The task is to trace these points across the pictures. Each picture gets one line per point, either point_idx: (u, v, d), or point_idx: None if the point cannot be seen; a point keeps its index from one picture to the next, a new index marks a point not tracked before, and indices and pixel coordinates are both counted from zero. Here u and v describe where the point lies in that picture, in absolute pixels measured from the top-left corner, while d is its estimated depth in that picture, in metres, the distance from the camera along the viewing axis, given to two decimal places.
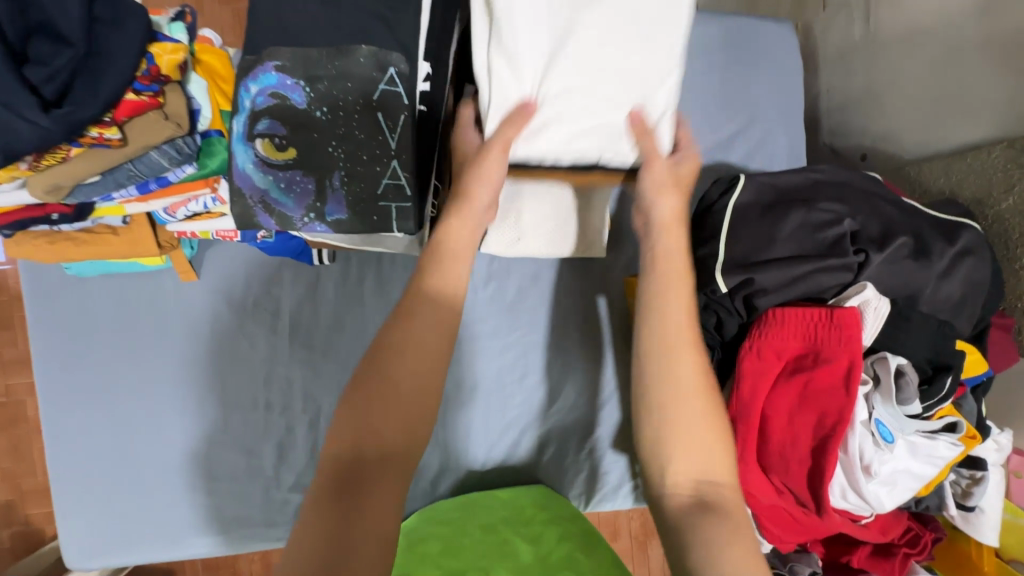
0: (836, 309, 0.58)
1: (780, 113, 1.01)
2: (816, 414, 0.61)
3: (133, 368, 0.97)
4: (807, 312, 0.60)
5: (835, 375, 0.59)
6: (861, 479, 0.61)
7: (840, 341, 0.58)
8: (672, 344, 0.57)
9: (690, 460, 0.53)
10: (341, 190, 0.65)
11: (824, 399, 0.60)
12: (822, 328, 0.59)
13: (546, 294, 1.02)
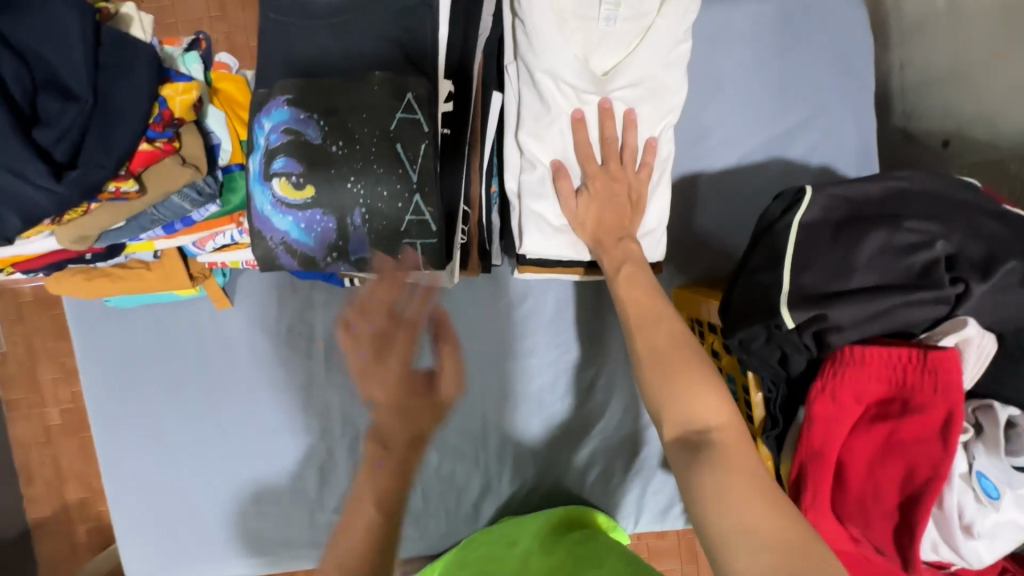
0: (932, 352, 0.50)
1: (846, 99, 0.89)
2: (902, 466, 0.53)
3: (177, 394, 0.98)
4: (895, 351, 0.52)
5: (926, 423, 0.51)
6: (960, 538, 0.52)
7: (935, 388, 0.50)
8: (636, 317, 0.65)
9: (678, 416, 0.56)
10: (363, 227, 0.61)
11: (912, 449, 0.52)
12: (913, 371, 0.51)
13: (585, 308, 0.96)
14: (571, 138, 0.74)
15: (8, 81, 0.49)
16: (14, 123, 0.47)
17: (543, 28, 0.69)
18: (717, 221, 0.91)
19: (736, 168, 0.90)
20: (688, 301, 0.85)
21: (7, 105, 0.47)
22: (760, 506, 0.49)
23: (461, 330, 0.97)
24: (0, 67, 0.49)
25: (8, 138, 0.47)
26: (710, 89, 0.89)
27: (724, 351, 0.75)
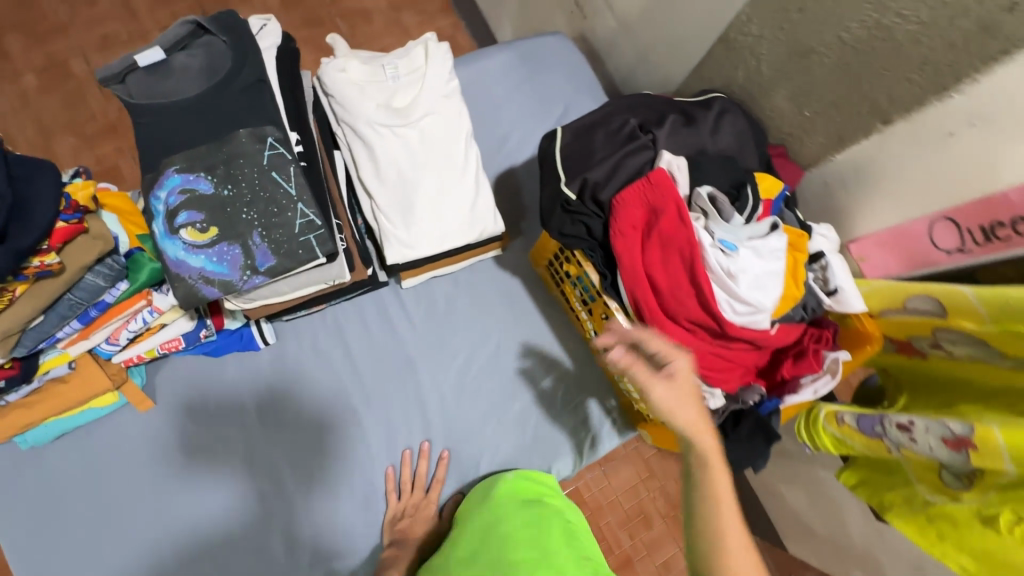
0: (651, 174, 0.79)
1: (584, 93, 1.27)
2: (679, 255, 0.78)
3: (112, 518, 0.95)
4: (634, 186, 0.80)
5: (675, 221, 0.78)
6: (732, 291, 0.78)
7: (663, 196, 0.78)
8: (685, 421, 0.68)
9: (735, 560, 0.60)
10: (263, 243, 0.77)
11: (677, 241, 0.78)
12: (649, 190, 0.79)
13: (470, 294, 1.15)
14: (400, 154, 1.00)
15: None
16: None
17: (349, 95, 0.98)
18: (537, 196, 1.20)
19: (535, 157, 1.22)
20: (541, 250, 1.11)
21: None
22: None
23: (375, 349, 1.10)
24: None
25: None
26: (492, 114, 1.23)
27: (570, 263, 0.99)
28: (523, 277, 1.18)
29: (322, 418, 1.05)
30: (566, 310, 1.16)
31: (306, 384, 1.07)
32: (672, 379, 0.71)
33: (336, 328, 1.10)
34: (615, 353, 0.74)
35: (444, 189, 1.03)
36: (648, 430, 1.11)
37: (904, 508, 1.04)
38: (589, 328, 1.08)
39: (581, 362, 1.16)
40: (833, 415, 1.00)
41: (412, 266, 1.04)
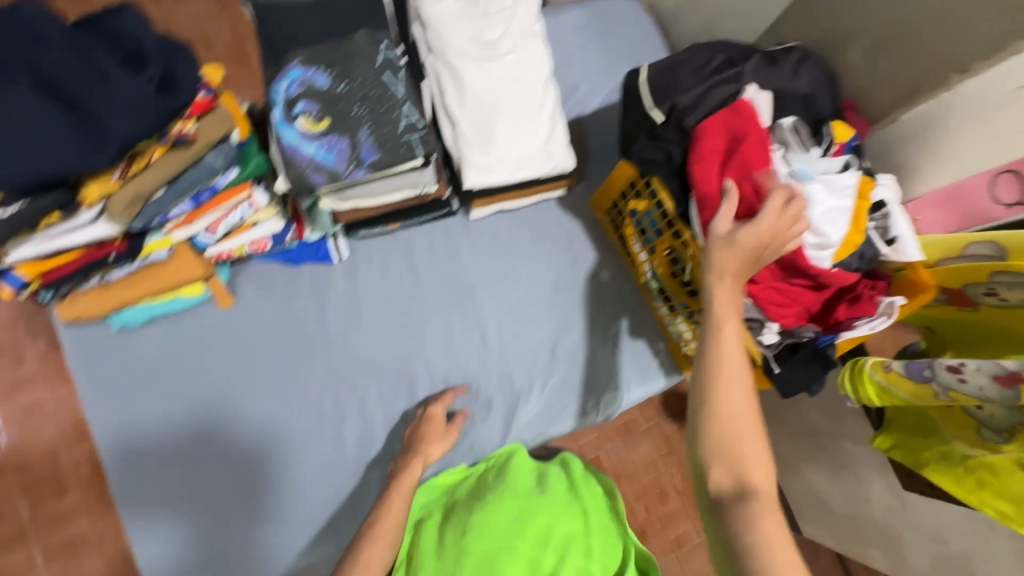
0: (738, 104, 0.84)
1: (653, 53, 1.33)
2: (751, 184, 0.80)
3: (191, 399, 1.03)
4: (719, 114, 0.85)
5: (759, 152, 0.81)
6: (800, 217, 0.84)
7: (750, 129, 0.82)
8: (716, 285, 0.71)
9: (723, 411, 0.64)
10: (370, 138, 0.84)
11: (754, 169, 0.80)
12: (732, 116, 0.84)
13: (531, 233, 1.21)
14: (487, 83, 1.07)
15: (113, 48, 0.72)
16: (124, 71, 0.70)
17: (443, 27, 1.06)
18: (602, 146, 1.26)
19: (603, 108, 1.27)
20: (603, 193, 1.16)
21: (120, 61, 0.71)
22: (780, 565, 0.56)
23: (440, 274, 1.16)
24: (107, 40, 0.72)
25: (126, 81, 0.69)
26: (565, 64, 1.29)
27: (636, 200, 1.05)
28: (583, 221, 1.23)
29: (387, 332, 1.11)
30: (623, 255, 1.21)
31: (375, 299, 1.12)
32: (747, 233, 0.71)
33: (405, 251, 1.16)
34: (719, 215, 0.75)
35: (523, 123, 1.08)
36: None
37: (941, 464, 1.09)
38: (646, 269, 1.13)
39: (631, 304, 1.21)
40: (881, 364, 1.03)
41: (484, 194, 1.10)
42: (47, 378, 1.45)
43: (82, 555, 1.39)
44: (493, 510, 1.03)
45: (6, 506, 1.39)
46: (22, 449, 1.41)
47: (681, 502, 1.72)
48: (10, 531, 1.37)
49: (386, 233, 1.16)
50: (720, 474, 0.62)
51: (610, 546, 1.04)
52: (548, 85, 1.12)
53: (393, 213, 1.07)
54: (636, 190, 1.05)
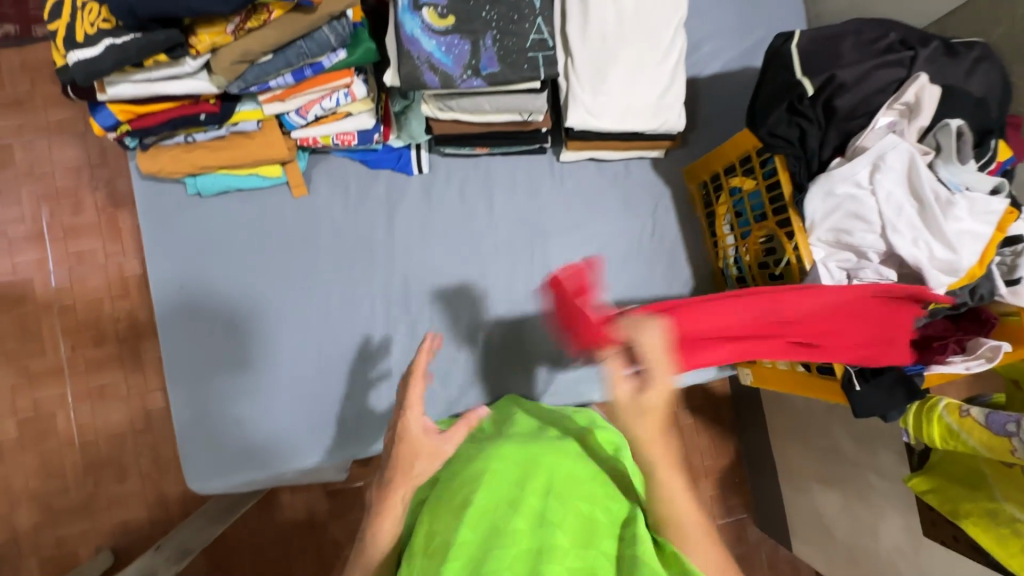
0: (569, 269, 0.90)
1: (794, 24, 1.20)
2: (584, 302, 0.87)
3: (249, 280, 1.03)
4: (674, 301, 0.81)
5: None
6: (871, 252, 0.82)
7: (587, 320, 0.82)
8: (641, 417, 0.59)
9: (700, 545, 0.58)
10: (492, 47, 0.80)
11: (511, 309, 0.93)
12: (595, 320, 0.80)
13: (616, 189, 1.14)
14: (617, 17, 0.98)
15: None
16: None
17: None
18: (713, 115, 1.16)
19: (723, 73, 1.17)
20: (703, 165, 1.09)
21: None
22: None
23: (515, 211, 1.11)
24: None
25: None
26: (695, 16, 1.17)
27: (744, 177, 0.97)
28: (672, 190, 1.16)
29: (450, 257, 1.08)
30: (708, 234, 1.14)
31: (444, 221, 1.09)
32: (627, 386, 0.59)
33: (484, 180, 1.11)
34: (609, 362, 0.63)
35: (643, 70, 1.00)
36: (750, 370, 1.08)
37: (986, 521, 1.04)
38: (729, 254, 1.07)
39: (700, 286, 1.15)
40: (955, 408, 0.97)
41: (582, 137, 1.04)
42: (103, 228, 1.47)
43: (110, 402, 1.45)
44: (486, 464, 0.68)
45: (47, 340, 1.44)
46: (70, 290, 1.45)
47: (681, 492, 1.71)
48: (48, 363, 1.43)
49: (470, 156, 1.11)
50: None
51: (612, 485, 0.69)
52: (679, 33, 1.02)
53: (486, 137, 1.01)
54: (746, 167, 0.97)
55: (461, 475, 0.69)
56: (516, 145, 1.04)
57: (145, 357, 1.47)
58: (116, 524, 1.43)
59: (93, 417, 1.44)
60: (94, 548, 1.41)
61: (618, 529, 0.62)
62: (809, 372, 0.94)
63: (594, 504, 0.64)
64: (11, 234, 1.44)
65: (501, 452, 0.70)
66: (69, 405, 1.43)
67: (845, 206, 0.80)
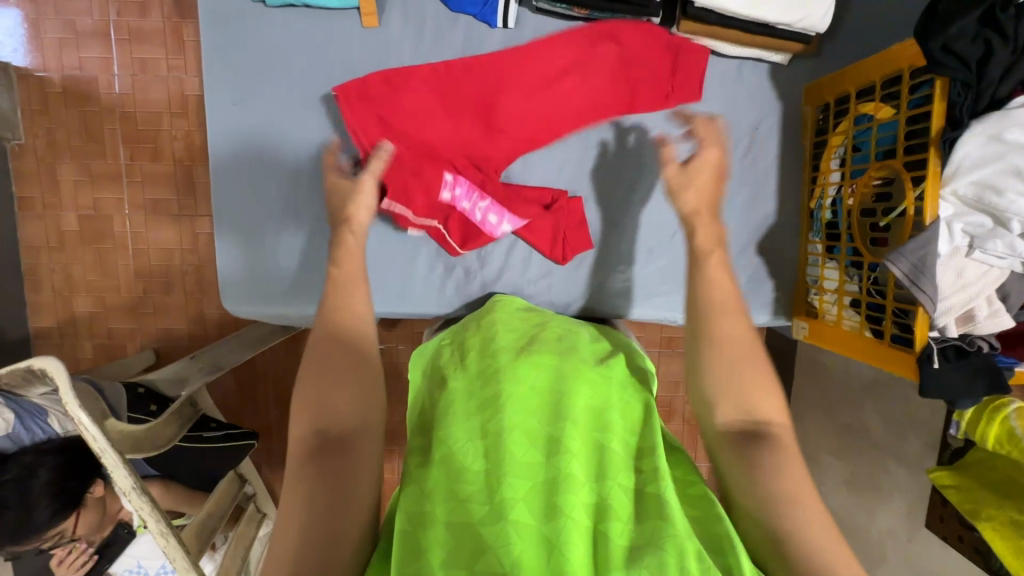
0: None
1: None
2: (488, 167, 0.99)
3: (300, 111, 0.97)
4: None
5: None
6: (1016, 221, 0.69)
7: None
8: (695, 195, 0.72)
9: (747, 373, 0.61)
10: None
11: (449, 223, 0.98)
12: None
13: (721, 92, 0.99)
14: None
15: None
16: None
17: None
18: (863, 22, 0.96)
19: None
20: (832, 82, 0.91)
21: None
22: (789, 488, 0.55)
23: (596, 100, 0.98)
24: None
25: None
26: None
27: (879, 104, 0.81)
28: (784, 107, 1.00)
29: (511, 138, 0.98)
30: (809, 169, 1.00)
31: (515, 93, 0.97)
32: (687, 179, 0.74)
33: (570, 52, 0.96)
34: None
35: None
36: (807, 323, 1.00)
37: (1007, 529, 0.98)
38: (828, 194, 0.94)
39: (779, 225, 1.03)
40: None
41: (701, 17, 0.87)
42: (166, 37, 1.40)
43: (162, 217, 1.48)
44: (502, 386, 0.66)
45: (108, 144, 1.44)
46: (132, 98, 1.42)
47: (686, 430, 1.73)
48: (108, 168, 1.45)
49: (565, 18, 0.96)
50: (726, 413, 0.60)
51: (631, 411, 0.66)
52: None
53: None
54: (889, 92, 0.80)
55: (483, 387, 0.67)
56: (621, 12, 0.90)
57: (197, 182, 1.47)
58: (160, 330, 1.54)
59: (146, 229, 1.48)
60: (140, 346, 1.53)
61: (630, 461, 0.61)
62: (878, 340, 0.85)
63: (607, 430, 0.62)
64: (78, 26, 1.39)
65: (516, 373, 0.67)
66: (124, 212, 1.47)
67: (1010, 157, 0.67)
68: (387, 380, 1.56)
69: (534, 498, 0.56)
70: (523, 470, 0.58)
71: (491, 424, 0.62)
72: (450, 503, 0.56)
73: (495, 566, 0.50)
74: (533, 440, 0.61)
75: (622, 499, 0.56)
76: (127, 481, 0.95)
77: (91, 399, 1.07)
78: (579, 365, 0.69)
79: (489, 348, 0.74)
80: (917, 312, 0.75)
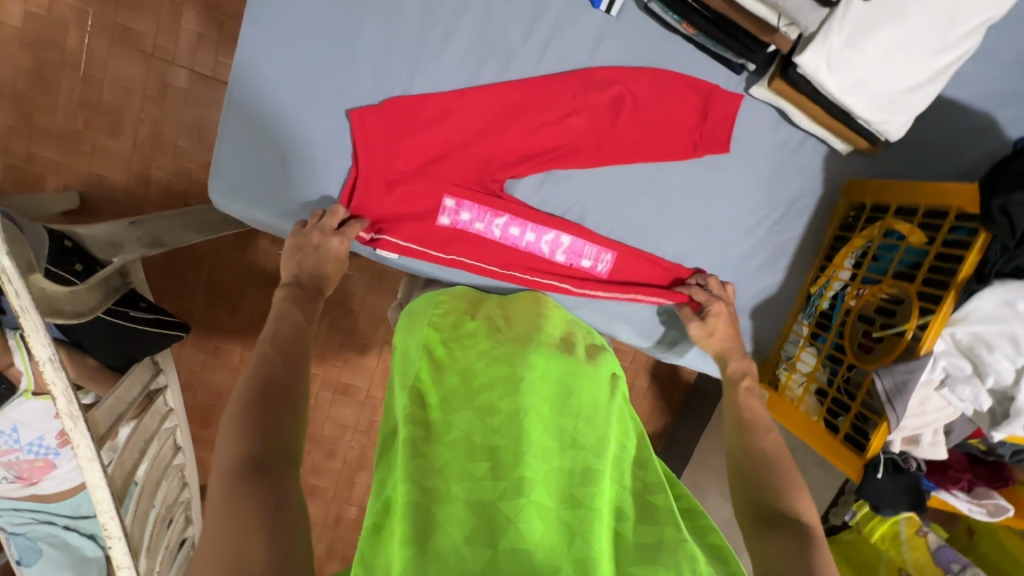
0: None
1: None
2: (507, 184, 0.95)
3: (360, 13, 0.86)
4: None
5: None
6: (991, 378, 0.77)
7: None
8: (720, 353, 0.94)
9: (789, 468, 0.74)
10: None
11: (466, 249, 0.95)
12: None
13: (774, 157, 1.00)
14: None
15: None
16: None
17: None
18: (916, 141, 1.00)
19: (960, 106, 0.98)
20: (875, 188, 0.95)
21: None
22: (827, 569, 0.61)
23: (626, 148, 0.95)
24: None
25: None
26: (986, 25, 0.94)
27: (913, 231, 0.86)
28: (822, 191, 1.03)
29: (530, 166, 0.94)
30: (821, 255, 1.04)
31: (539, 124, 0.92)
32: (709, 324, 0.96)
33: (603, 91, 0.92)
34: None
35: (910, 48, 0.82)
36: (768, 392, 1.06)
37: None
38: (831, 286, 0.98)
39: (773, 296, 1.07)
40: (915, 524, 1.10)
41: (795, 83, 0.87)
42: None
43: (130, 50, 1.27)
44: (509, 373, 0.63)
45: None
46: None
47: None
48: None
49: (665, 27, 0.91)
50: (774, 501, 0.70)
51: (626, 422, 0.67)
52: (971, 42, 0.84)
53: (707, 18, 0.84)
54: (929, 222, 0.85)
55: (486, 373, 0.64)
56: (724, 46, 0.87)
57: (184, 27, 1.27)
58: (93, 174, 1.33)
59: (107, 57, 1.27)
60: (62, 184, 1.31)
61: (634, 468, 0.62)
62: (833, 435, 0.91)
63: (610, 429, 0.62)
64: None
65: (528, 360, 0.66)
66: (85, 28, 1.25)
67: (1011, 324, 0.74)
68: (335, 307, 1.47)
69: (555, 485, 0.53)
70: (540, 452, 0.55)
71: (504, 406, 0.59)
72: (467, 479, 0.52)
73: (515, 544, 0.47)
74: (547, 428, 0.58)
75: (626, 499, 0.57)
76: (43, 352, 0.82)
77: (19, 244, 0.91)
78: (584, 367, 0.70)
79: (489, 341, 0.72)
80: (880, 423, 0.82)
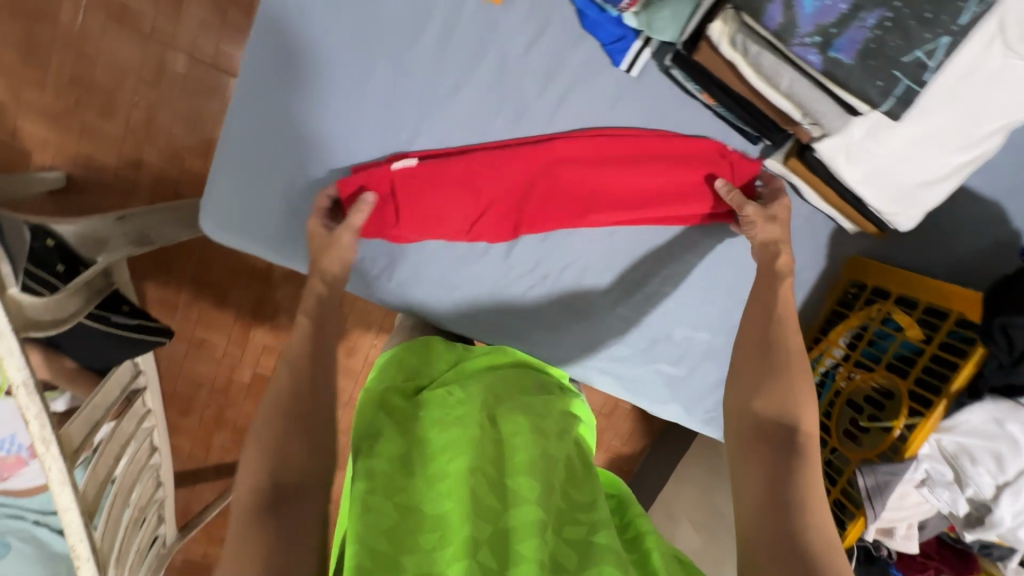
0: None
1: None
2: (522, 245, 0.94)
3: (373, 56, 0.83)
4: None
5: None
6: (971, 488, 0.77)
7: None
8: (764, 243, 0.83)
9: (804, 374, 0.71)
10: (864, 30, 0.71)
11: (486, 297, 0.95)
12: None
13: None
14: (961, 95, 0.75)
15: None
16: None
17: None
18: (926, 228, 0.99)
19: (986, 200, 0.96)
20: (878, 272, 0.94)
21: None
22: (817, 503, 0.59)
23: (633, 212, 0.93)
24: None
25: None
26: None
27: (910, 325, 0.86)
28: (826, 267, 1.01)
29: (535, 224, 0.92)
30: (817, 326, 1.04)
31: (548, 184, 0.90)
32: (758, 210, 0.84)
33: (615, 154, 0.89)
34: None
35: (931, 148, 0.80)
36: None
37: None
38: (824, 362, 0.97)
39: None
40: None
41: (813, 166, 0.86)
42: None
43: (126, 31, 1.15)
44: (454, 435, 0.62)
45: None
46: None
47: None
48: None
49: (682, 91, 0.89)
50: (764, 404, 0.68)
51: (576, 468, 0.65)
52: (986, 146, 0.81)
53: (729, 93, 0.81)
54: (927, 319, 0.85)
55: (443, 437, 0.63)
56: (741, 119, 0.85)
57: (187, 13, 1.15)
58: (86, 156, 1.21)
59: (103, 34, 1.14)
60: (48, 163, 1.19)
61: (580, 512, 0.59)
62: None
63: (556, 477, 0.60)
64: None
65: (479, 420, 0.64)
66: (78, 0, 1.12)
67: (998, 442, 0.76)
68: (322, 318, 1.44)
69: (495, 547, 0.51)
70: (486, 514, 0.54)
71: (449, 470, 0.58)
72: (412, 549, 0.51)
73: None
74: (490, 485, 0.57)
75: (570, 552, 0.55)
76: (19, 374, 0.73)
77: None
78: (535, 417, 0.68)
79: (449, 400, 0.70)
80: (858, 517, 0.83)
